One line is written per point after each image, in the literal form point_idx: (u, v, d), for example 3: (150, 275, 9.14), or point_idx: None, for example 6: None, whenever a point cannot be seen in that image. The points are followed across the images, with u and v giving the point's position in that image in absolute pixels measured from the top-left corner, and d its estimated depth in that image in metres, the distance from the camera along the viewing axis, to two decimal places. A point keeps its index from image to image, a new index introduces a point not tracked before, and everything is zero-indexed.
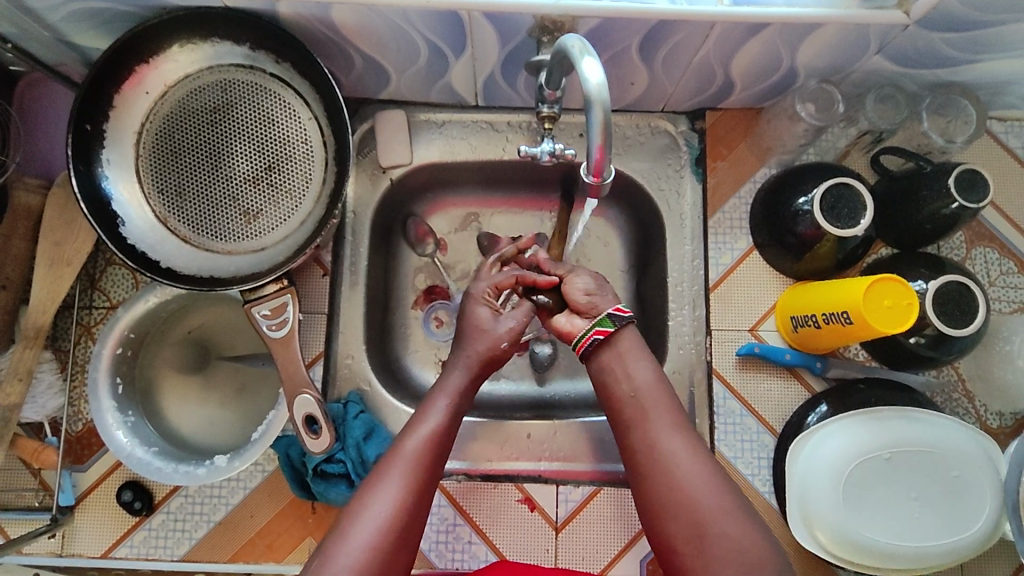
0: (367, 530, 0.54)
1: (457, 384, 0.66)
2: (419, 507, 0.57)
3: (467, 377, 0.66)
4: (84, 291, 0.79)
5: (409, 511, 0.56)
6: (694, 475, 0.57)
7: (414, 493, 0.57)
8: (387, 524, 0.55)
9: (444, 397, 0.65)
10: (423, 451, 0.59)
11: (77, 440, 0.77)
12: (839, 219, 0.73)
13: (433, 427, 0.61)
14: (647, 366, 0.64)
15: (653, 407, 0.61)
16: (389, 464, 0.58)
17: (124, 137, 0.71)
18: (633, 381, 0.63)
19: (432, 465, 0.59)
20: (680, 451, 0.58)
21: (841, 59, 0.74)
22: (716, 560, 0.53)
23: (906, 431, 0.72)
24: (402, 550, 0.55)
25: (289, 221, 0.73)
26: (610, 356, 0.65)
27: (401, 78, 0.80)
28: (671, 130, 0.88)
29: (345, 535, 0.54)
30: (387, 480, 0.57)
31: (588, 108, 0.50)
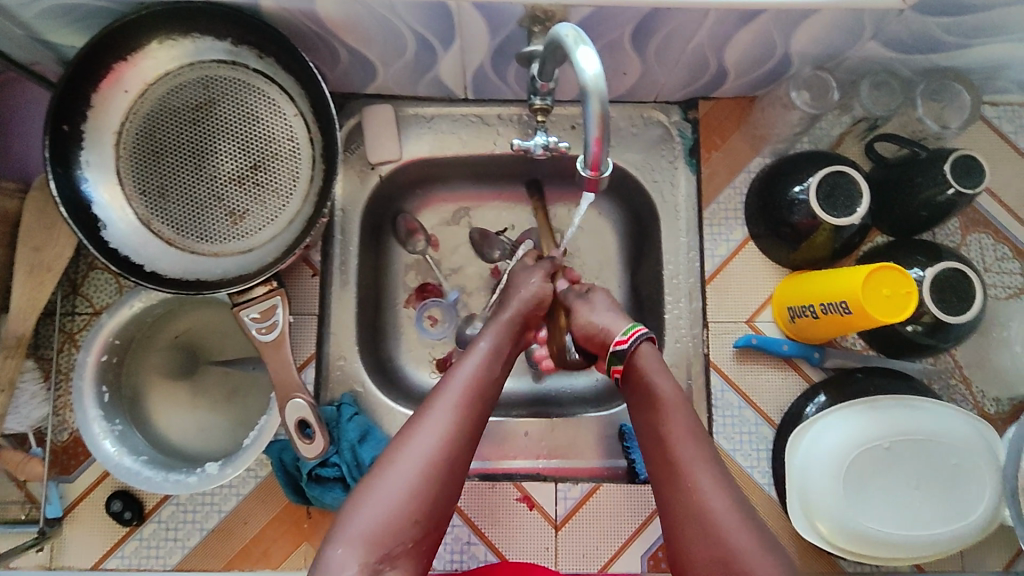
0: (421, 452, 0.56)
1: (500, 325, 0.69)
2: (472, 432, 0.59)
3: (509, 322, 0.70)
4: (67, 297, 0.77)
5: (462, 435, 0.58)
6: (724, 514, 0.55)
7: (468, 416, 0.59)
8: (440, 447, 0.57)
9: (487, 339, 0.67)
10: (475, 380, 0.62)
11: (63, 450, 0.75)
12: (836, 208, 0.72)
13: (478, 363, 0.64)
14: (678, 393, 0.62)
15: (680, 434, 0.60)
16: (439, 395, 0.61)
17: (103, 138, 0.68)
18: (666, 404, 0.62)
19: (482, 395, 0.62)
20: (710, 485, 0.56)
21: (835, 46, 0.73)
22: None
23: (904, 419, 0.72)
24: (455, 473, 0.57)
25: (276, 221, 0.71)
26: (632, 379, 0.65)
27: (387, 72, 0.78)
28: (664, 120, 0.86)
29: (399, 457, 0.56)
30: (439, 407, 0.59)
31: (586, 99, 0.48)
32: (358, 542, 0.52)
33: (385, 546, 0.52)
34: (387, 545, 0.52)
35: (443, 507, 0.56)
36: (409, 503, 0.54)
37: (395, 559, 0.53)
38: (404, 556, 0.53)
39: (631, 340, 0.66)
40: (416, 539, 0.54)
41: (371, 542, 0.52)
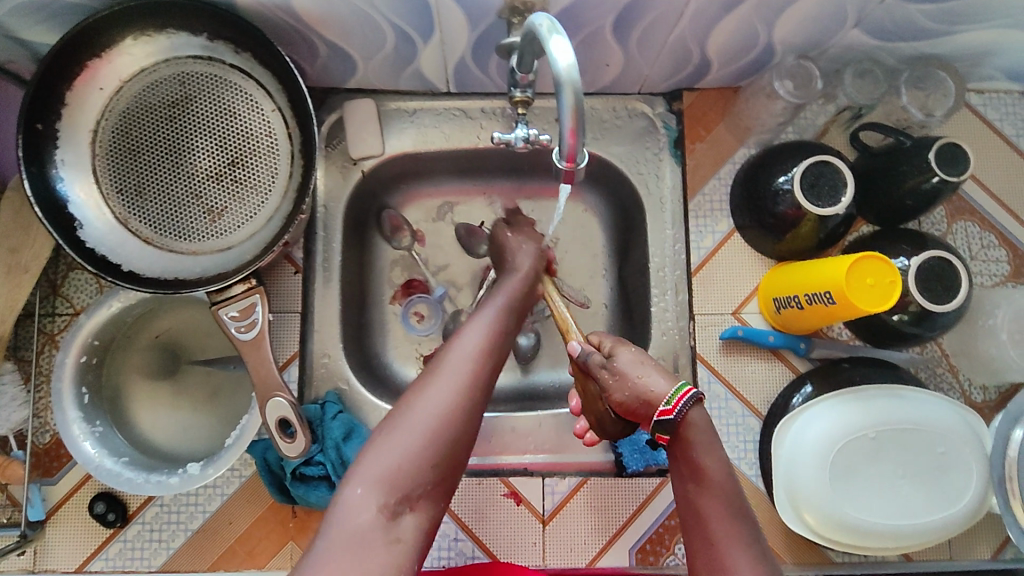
0: (447, 386, 0.55)
1: (514, 284, 0.71)
2: (491, 378, 0.58)
3: (518, 281, 0.71)
4: (46, 298, 0.76)
5: (484, 378, 0.57)
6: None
7: (488, 360, 0.59)
8: (463, 385, 0.55)
9: (503, 295, 0.68)
10: (494, 330, 0.62)
11: (45, 452, 0.74)
12: (820, 197, 0.71)
13: (496, 315, 0.64)
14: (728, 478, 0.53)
15: (719, 508, 0.53)
16: (457, 342, 0.60)
17: (77, 136, 0.67)
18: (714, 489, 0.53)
19: (499, 346, 0.61)
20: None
21: (818, 34, 0.72)
22: None
23: (891, 409, 0.72)
24: (476, 417, 0.55)
25: (255, 218, 0.70)
26: (680, 452, 0.55)
27: (367, 66, 0.78)
28: (648, 112, 0.86)
29: (424, 392, 0.54)
30: (460, 351, 0.58)
31: (559, 90, 0.47)
32: (376, 484, 0.49)
33: (403, 487, 0.50)
34: (407, 486, 0.50)
35: (463, 449, 0.53)
36: (432, 439, 0.52)
37: (414, 502, 0.50)
38: (423, 498, 0.50)
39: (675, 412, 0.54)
40: (435, 481, 0.51)
41: (394, 479, 0.49)
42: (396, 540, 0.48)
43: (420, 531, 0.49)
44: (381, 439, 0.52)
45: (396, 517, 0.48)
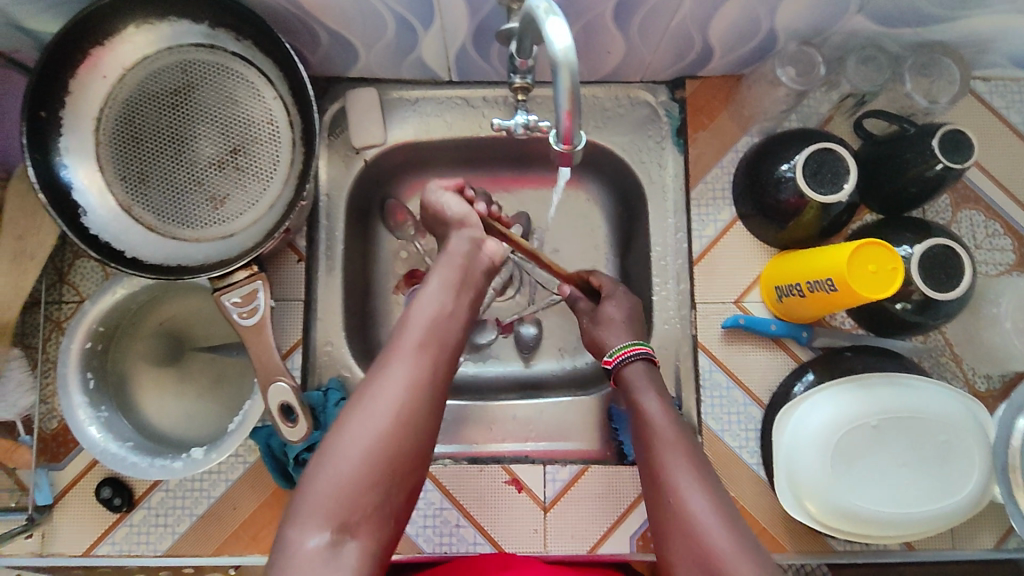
0: (376, 407, 0.56)
1: (452, 262, 0.67)
2: (431, 386, 0.58)
3: (456, 258, 0.68)
4: (53, 286, 0.77)
5: (419, 388, 0.57)
6: (710, 528, 0.54)
7: (423, 367, 0.59)
8: (396, 404, 0.56)
9: (439, 280, 0.65)
10: (427, 327, 0.61)
11: (52, 438, 0.75)
12: (823, 185, 0.71)
13: (433, 309, 0.63)
14: (667, 422, 0.63)
15: (665, 446, 0.61)
16: (391, 353, 0.59)
17: (81, 123, 0.67)
18: (657, 435, 0.62)
19: (435, 348, 0.60)
20: (704, 514, 0.55)
21: (821, 20, 0.71)
22: None
23: (893, 397, 0.72)
24: (415, 431, 0.56)
25: (257, 205, 0.71)
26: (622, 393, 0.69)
27: (369, 54, 0.78)
28: (650, 101, 0.86)
29: (353, 419, 0.55)
30: (396, 363, 0.58)
31: (555, 72, 0.47)
32: (313, 516, 0.52)
33: (342, 515, 0.52)
34: (343, 514, 0.52)
35: (403, 465, 0.55)
36: (363, 464, 0.53)
37: (356, 527, 0.52)
38: (365, 521, 0.52)
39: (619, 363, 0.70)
40: (376, 503, 0.53)
41: (329, 510, 0.52)
42: (340, 566, 0.50)
43: (367, 553, 0.52)
44: (315, 471, 0.54)
45: (339, 545, 0.51)
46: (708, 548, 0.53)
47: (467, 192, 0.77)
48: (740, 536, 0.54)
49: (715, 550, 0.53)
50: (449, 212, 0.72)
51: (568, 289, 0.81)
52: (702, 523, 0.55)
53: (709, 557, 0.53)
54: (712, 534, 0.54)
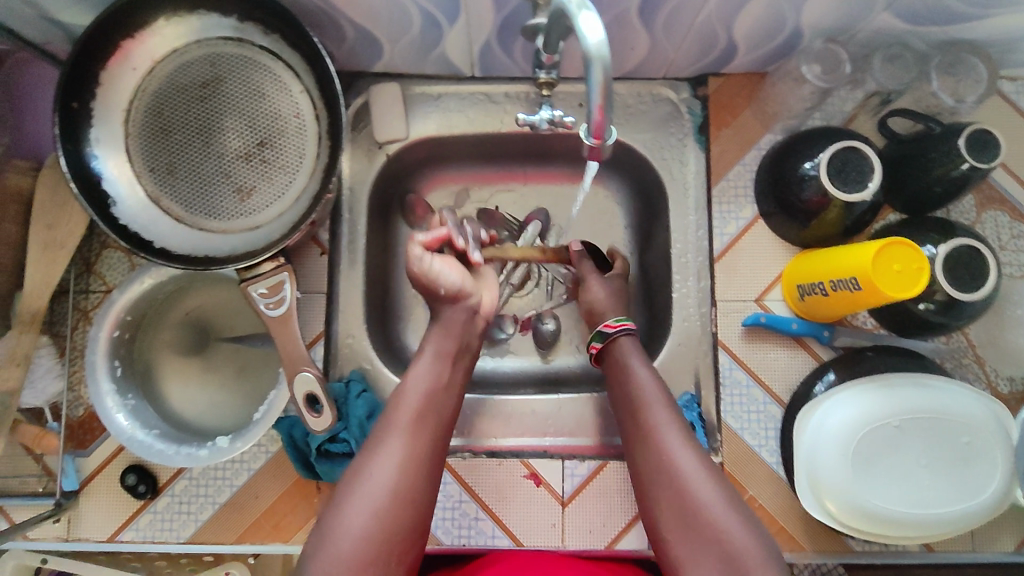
0: (374, 486, 0.58)
1: (445, 331, 0.69)
2: (424, 463, 0.61)
3: (450, 326, 0.69)
4: (80, 275, 0.78)
5: (413, 466, 0.60)
6: (697, 481, 0.61)
7: (417, 443, 0.61)
8: (392, 484, 0.59)
9: (429, 351, 0.68)
10: (420, 400, 0.64)
11: (79, 425, 0.76)
12: (847, 183, 0.71)
13: (426, 382, 0.65)
14: (655, 391, 0.67)
15: (654, 413, 0.66)
16: (386, 428, 0.62)
17: (111, 115, 0.68)
18: (645, 404, 0.67)
19: (429, 420, 0.63)
20: (693, 473, 0.61)
21: (848, 17, 0.71)
22: (698, 546, 0.58)
23: (915, 398, 0.71)
24: (411, 504, 0.59)
25: (283, 198, 0.72)
26: (610, 363, 0.72)
27: (393, 49, 0.78)
28: (672, 97, 0.85)
29: (351, 498, 0.58)
30: (392, 439, 0.61)
31: (588, 66, 0.47)
32: None
33: None
34: None
35: (400, 540, 0.58)
36: (362, 542, 0.56)
37: None
38: None
39: (616, 330, 0.73)
40: None
41: None
42: None
43: None
44: (315, 552, 0.56)
45: None
46: (699, 506, 0.60)
47: (457, 243, 0.69)
48: (727, 493, 0.61)
49: (706, 508, 0.59)
50: (443, 284, 0.68)
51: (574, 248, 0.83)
52: (692, 482, 0.61)
53: (699, 515, 0.59)
54: (704, 494, 0.60)
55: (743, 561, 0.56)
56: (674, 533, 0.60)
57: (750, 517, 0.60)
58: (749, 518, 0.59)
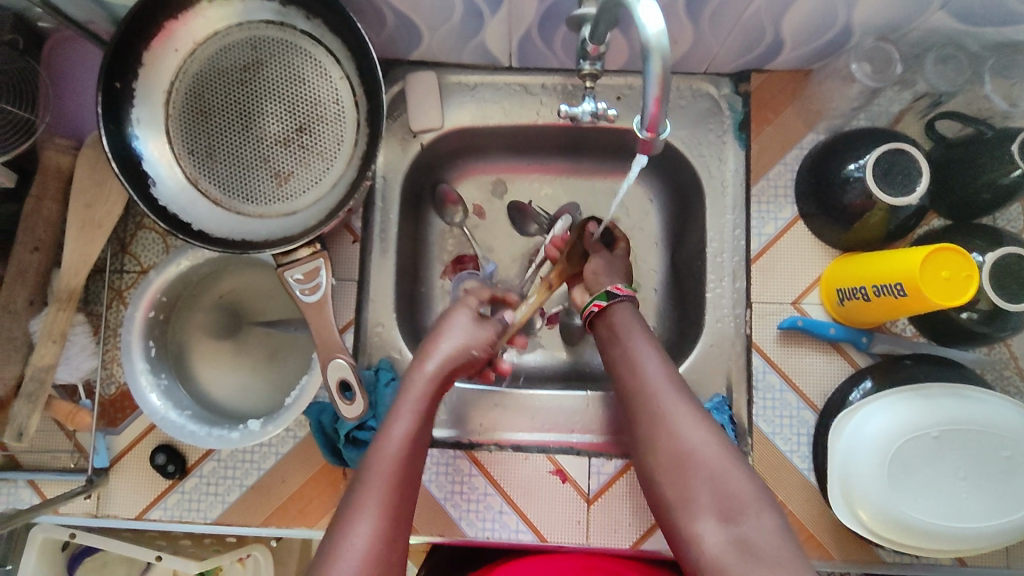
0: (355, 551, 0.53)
1: (423, 388, 0.66)
2: (400, 526, 0.56)
3: (433, 383, 0.67)
4: (116, 255, 0.79)
5: (392, 533, 0.55)
6: (688, 426, 0.61)
7: (397, 507, 0.57)
8: (369, 551, 0.53)
9: (410, 406, 0.64)
10: (400, 453, 0.59)
11: (110, 403, 0.77)
12: (893, 184, 0.69)
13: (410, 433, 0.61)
14: (647, 345, 0.68)
15: (645, 361, 0.66)
16: (364, 485, 0.57)
17: (152, 95, 0.68)
18: (636, 358, 0.67)
19: (409, 478, 0.59)
20: (684, 416, 0.61)
21: (901, 15, 0.69)
22: (693, 484, 0.58)
23: (956, 409, 0.69)
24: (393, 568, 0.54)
25: (320, 183, 0.71)
26: (609, 321, 0.71)
27: (432, 37, 0.78)
28: (712, 93, 0.84)
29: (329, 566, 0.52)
30: (369, 497, 0.56)
31: (647, 58, 0.46)
32: None
33: None
34: None
35: None
36: None
37: None
38: None
39: (623, 294, 0.73)
40: None
41: None
42: None
43: None
44: None
45: None
46: (689, 447, 0.60)
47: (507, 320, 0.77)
48: (717, 432, 0.61)
49: (697, 447, 0.59)
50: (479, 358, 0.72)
51: (591, 227, 0.82)
52: (682, 424, 0.61)
53: (689, 452, 0.59)
54: (693, 435, 0.60)
55: (734, 497, 0.56)
56: (668, 473, 0.60)
57: (738, 456, 0.59)
58: (738, 458, 0.59)
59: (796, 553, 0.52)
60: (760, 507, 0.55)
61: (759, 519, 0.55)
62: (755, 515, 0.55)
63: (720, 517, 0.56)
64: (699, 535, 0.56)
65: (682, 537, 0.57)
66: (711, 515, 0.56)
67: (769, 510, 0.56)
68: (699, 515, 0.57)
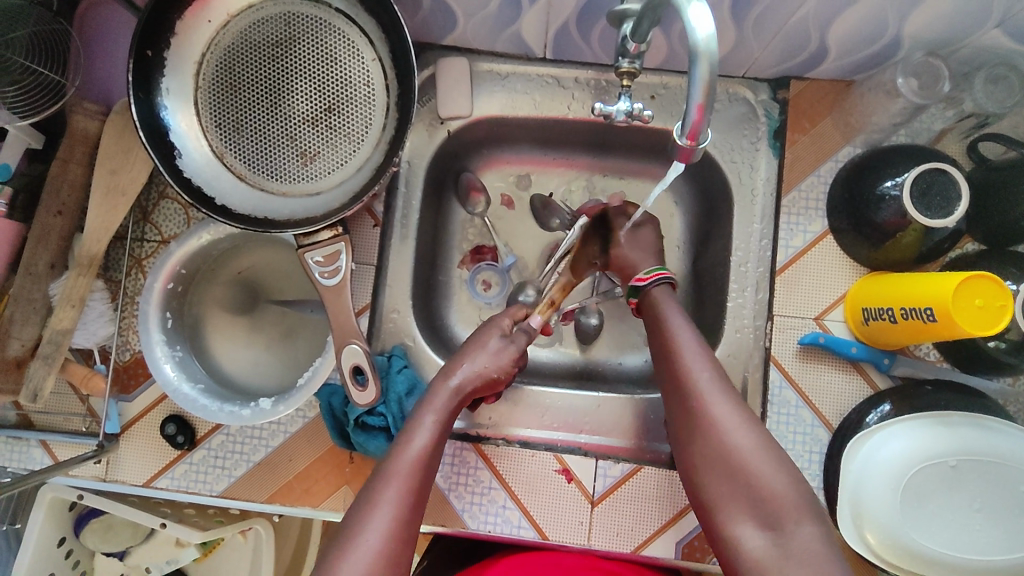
0: (370, 545, 0.53)
1: (445, 402, 0.65)
2: (412, 524, 0.56)
3: (461, 390, 0.66)
4: (137, 223, 0.79)
5: (405, 530, 0.55)
6: (729, 425, 0.59)
7: (412, 506, 0.57)
8: (381, 550, 0.53)
9: (433, 411, 0.64)
10: (415, 467, 0.59)
11: (124, 370, 0.78)
12: (931, 208, 0.67)
13: (430, 436, 0.62)
14: (692, 337, 0.66)
15: (687, 356, 0.64)
16: (382, 480, 0.57)
17: (183, 66, 0.68)
18: (681, 351, 0.65)
19: (425, 478, 0.59)
20: (726, 415, 0.60)
21: (953, 30, 0.67)
22: (730, 490, 0.58)
23: (976, 440, 0.68)
24: (405, 561, 0.54)
25: (346, 166, 0.70)
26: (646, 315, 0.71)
27: (467, 23, 0.76)
28: (750, 98, 0.82)
29: (343, 557, 0.53)
30: (385, 496, 0.56)
31: (693, 62, 0.45)
32: None
33: None
34: None
35: None
36: None
37: None
38: None
39: (647, 282, 0.72)
40: None
41: None
42: None
43: None
44: None
45: None
46: (728, 446, 0.59)
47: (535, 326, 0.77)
48: (758, 430, 0.59)
49: (736, 448, 0.58)
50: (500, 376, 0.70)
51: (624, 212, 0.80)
52: (726, 423, 0.60)
53: (728, 453, 0.58)
54: (732, 434, 0.59)
55: (772, 500, 0.55)
56: (705, 473, 0.60)
57: (785, 457, 0.58)
58: (784, 461, 0.58)
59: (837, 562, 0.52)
60: (804, 513, 0.54)
61: (800, 528, 0.54)
62: (794, 522, 0.54)
63: (760, 521, 0.55)
64: (737, 539, 0.56)
65: (719, 537, 0.58)
66: (749, 519, 0.56)
67: (810, 518, 0.54)
68: (739, 518, 0.56)
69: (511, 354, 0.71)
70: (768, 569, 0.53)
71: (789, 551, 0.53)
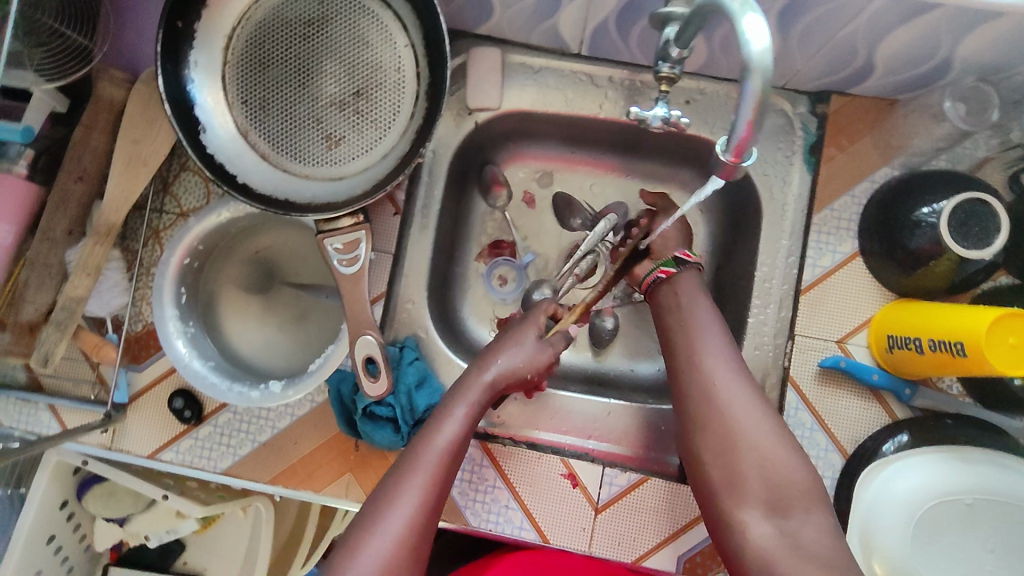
0: (390, 532, 0.53)
1: (478, 397, 0.63)
2: (433, 516, 0.56)
3: (492, 385, 0.65)
4: (157, 194, 0.79)
5: (425, 524, 0.55)
6: (739, 408, 0.58)
7: (436, 497, 0.57)
8: (401, 539, 0.54)
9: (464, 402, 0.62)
10: (444, 458, 0.58)
11: (136, 340, 0.77)
12: (967, 238, 0.65)
13: (461, 427, 0.61)
14: (710, 317, 0.65)
15: (706, 337, 0.63)
16: (409, 468, 0.57)
17: (213, 40, 0.66)
18: (697, 330, 0.64)
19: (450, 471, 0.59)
20: (739, 395, 0.59)
21: (1008, 56, 0.65)
22: (742, 471, 0.56)
23: (992, 479, 0.67)
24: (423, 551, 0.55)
25: (370, 153, 0.69)
26: (666, 287, 0.70)
27: (503, 13, 0.74)
28: (788, 110, 0.79)
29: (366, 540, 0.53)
30: (410, 485, 0.56)
31: (744, 77, 0.43)
32: None
33: None
34: None
35: None
36: None
37: None
38: None
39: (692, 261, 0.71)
40: None
41: None
42: None
43: None
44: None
45: None
46: (741, 432, 0.57)
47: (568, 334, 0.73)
48: (769, 413, 0.59)
49: (750, 433, 0.57)
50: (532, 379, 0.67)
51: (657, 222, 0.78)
52: (738, 405, 0.59)
53: (739, 436, 0.57)
54: (745, 416, 0.58)
55: (785, 485, 0.55)
56: (713, 454, 0.58)
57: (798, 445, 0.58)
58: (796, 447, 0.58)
59: (845, 552, 0.52)
60: (814, 502, 0.54)
61: (808, 516, 0.54)
62: (804, 511, 0.54)
63: (768, 508, 0.55)
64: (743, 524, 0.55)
65: (726, 520, 0.57)
66: (757, 504, 0.55)
67: (819, 507, 0.55)
68: (745, 500, 0.56)
69: (545, 357, 0.68)
70: (782, 556, 0.52)
71: (798, 542, 0.52)
